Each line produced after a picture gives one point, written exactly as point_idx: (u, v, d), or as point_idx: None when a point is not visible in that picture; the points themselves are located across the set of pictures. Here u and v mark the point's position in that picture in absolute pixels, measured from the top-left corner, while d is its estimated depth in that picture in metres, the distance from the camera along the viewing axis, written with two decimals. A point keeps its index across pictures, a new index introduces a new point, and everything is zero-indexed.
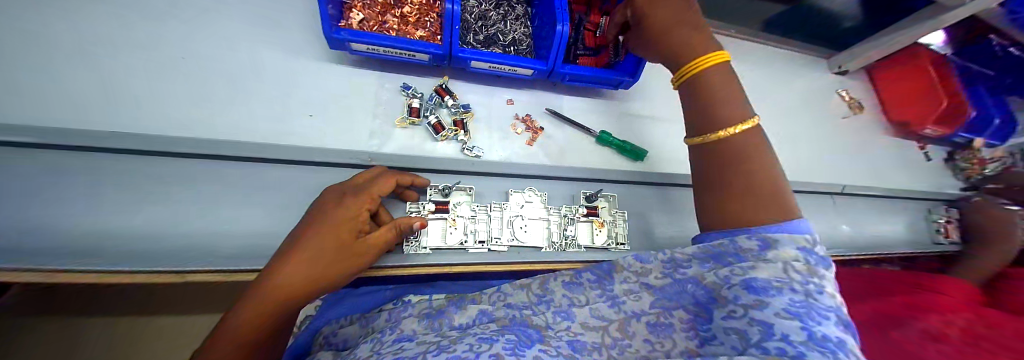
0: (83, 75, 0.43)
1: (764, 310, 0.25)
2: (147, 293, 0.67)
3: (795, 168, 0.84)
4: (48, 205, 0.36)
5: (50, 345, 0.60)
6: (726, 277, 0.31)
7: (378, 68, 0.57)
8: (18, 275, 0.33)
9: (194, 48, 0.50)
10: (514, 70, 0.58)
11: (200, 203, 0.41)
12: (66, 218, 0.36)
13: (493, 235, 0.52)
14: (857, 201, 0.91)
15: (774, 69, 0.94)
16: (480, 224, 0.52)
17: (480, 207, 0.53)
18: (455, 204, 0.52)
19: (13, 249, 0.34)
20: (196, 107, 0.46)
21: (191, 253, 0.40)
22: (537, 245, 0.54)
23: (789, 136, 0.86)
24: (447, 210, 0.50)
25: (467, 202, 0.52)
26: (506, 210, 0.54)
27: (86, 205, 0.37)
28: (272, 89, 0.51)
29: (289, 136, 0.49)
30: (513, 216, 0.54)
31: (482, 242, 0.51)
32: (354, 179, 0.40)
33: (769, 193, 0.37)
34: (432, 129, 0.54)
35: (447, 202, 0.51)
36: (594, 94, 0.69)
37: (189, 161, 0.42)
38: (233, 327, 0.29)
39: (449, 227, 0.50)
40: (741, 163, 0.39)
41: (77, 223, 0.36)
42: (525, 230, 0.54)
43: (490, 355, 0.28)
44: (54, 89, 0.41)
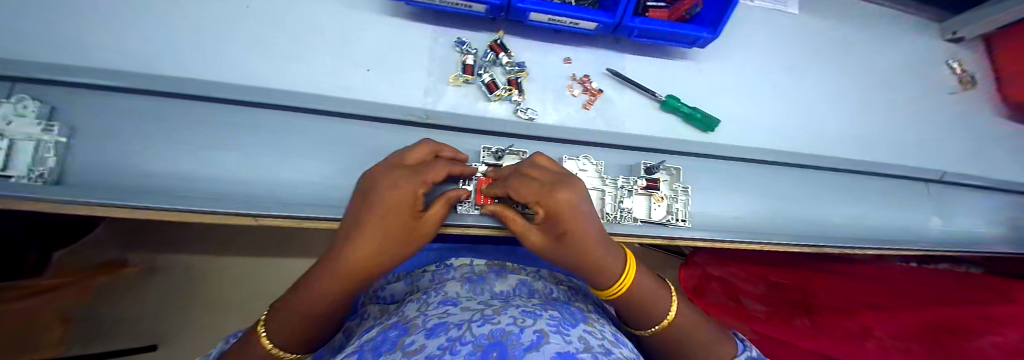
0: (162, 26, 0.45)
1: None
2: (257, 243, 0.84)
3: (886, 150, 0.72)
4: (153, 148, 0.41)
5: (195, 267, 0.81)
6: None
7: (432, 20, 0.53)
8: (133, 212, 0.38)
9: None
10: (576, 23, 0.53)
11: (272, 154, 0.44)
12: (169, 161, 0.41)
13: None
14: (954, 192, 0.79)
15: (877, 32, 0.78)
16: None
17: None
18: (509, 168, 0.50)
19: (136, 185, 0.40)
20: (262, 59, 0.47)
21: (268, 199, 0.43)
22: None
23: (885, 113, 0.73)
24: None
25: None
26: None
27: (182, 151, 0.42)
28: (330, 41, 0.50)
29: (347, 91, 0.49)
30: None
31: None
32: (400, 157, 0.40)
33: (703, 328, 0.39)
34: (487, 88, 0.51)
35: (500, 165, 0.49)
36: (662, 53, 0.61)
37: (261, 113, 0.44)
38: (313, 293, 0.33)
39: None
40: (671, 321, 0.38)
41: (177, 166, 0.41)
42: None
43: (535, 331, 0.27)
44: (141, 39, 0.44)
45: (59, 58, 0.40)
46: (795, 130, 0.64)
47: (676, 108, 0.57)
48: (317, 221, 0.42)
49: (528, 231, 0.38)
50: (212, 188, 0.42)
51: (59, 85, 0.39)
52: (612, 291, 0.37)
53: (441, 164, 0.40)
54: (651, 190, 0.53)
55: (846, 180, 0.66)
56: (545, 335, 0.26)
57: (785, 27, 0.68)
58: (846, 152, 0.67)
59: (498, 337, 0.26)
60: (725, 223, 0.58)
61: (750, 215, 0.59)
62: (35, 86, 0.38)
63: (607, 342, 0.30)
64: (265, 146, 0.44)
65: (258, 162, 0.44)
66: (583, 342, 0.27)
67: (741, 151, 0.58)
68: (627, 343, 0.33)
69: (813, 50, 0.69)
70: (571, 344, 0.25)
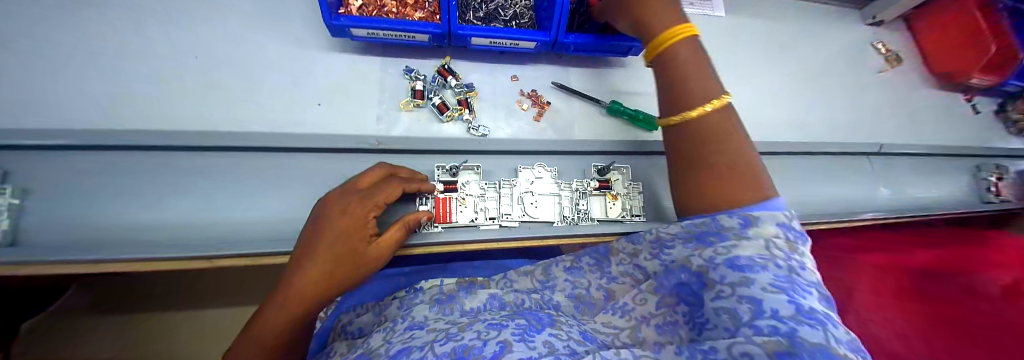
0: (111, 83, 0.47)
1: (750, 287, 0.27)
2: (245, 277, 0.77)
3: (824, 129, 0.77)
4: (102, 201, 0.42)
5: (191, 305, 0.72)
6: (710, 258, 0.32)
7: (380, 53, 0.57)
8: (78, 267, 0.38)
9: (206, 47, 0.52)
10: (516, 43, 0.57)
11: (225, 194, 0.46)
12: (118, 211, 0.42)
13: (503, 211, 0.53)
14: (895, 161, 0.84)
15: (801, 23, 0.86)
16: (490, 202, 0.53)
17: (489, 185, 0.53)
18: (465, 183, 0.52)
19: (84, 238, 0.41)
20: (215, 104, 0.49)
21: (222, 239, 0.44)
22: (548, 220, 0.54)
23: (818, 96, 0.79)
24: (455, 190, 0.51)
25: (476, 180, 0.53)
26: (515, 187, 0.54)
27: (133, 200, 0.43)
28: (282, 81, 0.53)
29: (301, 126, 0.51)
30: (522, 192, 0.54)
31: (493, 218, 0.52)
32: (357, 183, 0.41)
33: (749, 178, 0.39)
34: (437, 110, 0.54)
35: (455, 182, 0.51)
36: (602, 63, 0.66)
37: (213, 156, 0.46)
38: (271, 317, 0.34)
39: (460, 206, 0.51)
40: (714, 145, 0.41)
41: (125, 216, 0.42)
42: (536, 206, 0.54)
43: (498, 342, 0.31)
44: (88, 97, 0.45)
45: (13, 124, 0.42)
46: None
47: (619, 113, 0.61)
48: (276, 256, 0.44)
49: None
50: (171, 234, 0.43)
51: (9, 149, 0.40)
52: (672, 33, 0.46)
53: (394, 182, 0.43)
54: (604, 189, 0.56)
55: (788, 162, 0.71)
56: (507, 345, 0.30)
57: (714, 28, 0.75)
58: (784, 135, 0.72)
59: (461, 352, 0.30)
60: None
61: None
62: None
63: (572, 342, 0.33)
64: (223, 188, 0.46)
65: (216, 204, 0.45)
66: (546, 346, 0.31)
67: None
68: (594, 338, 0.36)
69: (742, 45, 0.75)
70: (532, 350, 0.30)
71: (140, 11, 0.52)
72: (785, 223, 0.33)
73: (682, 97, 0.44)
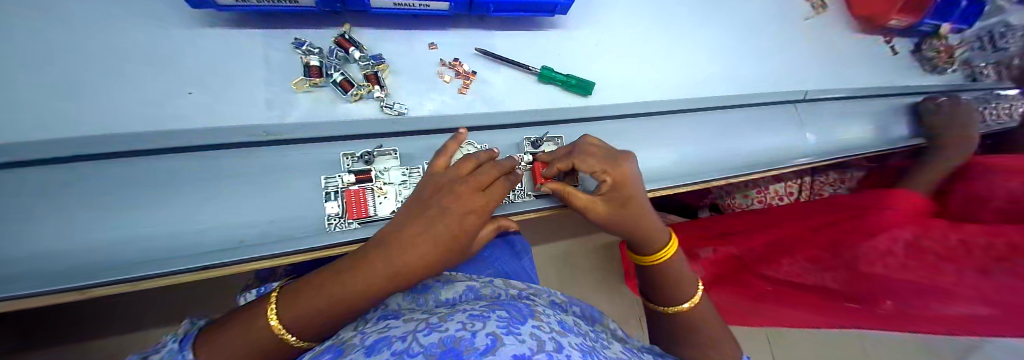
0: None
1: None
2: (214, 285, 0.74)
3: (756, 81, 0.78)
4: None
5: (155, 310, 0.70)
6: None
7: (263, 25, 0.48)
8: None
9: (17, 26, 0.40)
10: (426, 5, 0.50)
11: (68, 215, 0.36)
12: None
13: None
14: (824, 107, 0.87)
15: None
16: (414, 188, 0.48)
17: (411, 170, 0.49)
18: (383, 171, 0.47)
19: None
20: (40, 101, 0.39)
21: (75, 273, 0.35)
22: None
23: (752, 48, 0.80)
24: (370, 180, 0.46)
25: (397, 167, 0.48)
26: None
27: None
28: (138, 67, 0.43)
29: (173, 121, 0.43)
30: None
31: None
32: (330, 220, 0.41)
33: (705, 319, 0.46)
34: (340, 88, 0.47)
35: (370, 170, 0.46)
36: (531, 25, 0.60)
37: (33, 167, 0.35)
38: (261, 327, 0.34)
39: (379, 197, 0.46)
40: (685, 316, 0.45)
41: None
42: None
43: (488, 335, 0.26)
44: None
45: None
46: (671, 78, 0.67)
47: (552, 79, 0.57)
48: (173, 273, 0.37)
49: (593, 204, 0.42)
50: None
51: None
52: (658, 255, 0.45)
53: (490, 169, 0.42)
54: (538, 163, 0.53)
55: (726, 116, 0.72)
56: (498, 338, 0.26)
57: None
58: (719, 91, 0.72)
59: (449, 345, 0.25)
60: None
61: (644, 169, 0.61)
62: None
63: (555, 335, 0.30)
64: (66, 206, 0.36)
65: (58, 226, 0.36)
66: (536, 340, 0.27)
67: (622, 108, 0.59)
68: (571, 329, 0.34)
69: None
70: (525, 344, 0.26)
71: None
72: None
73: (664, 297, 0.46)
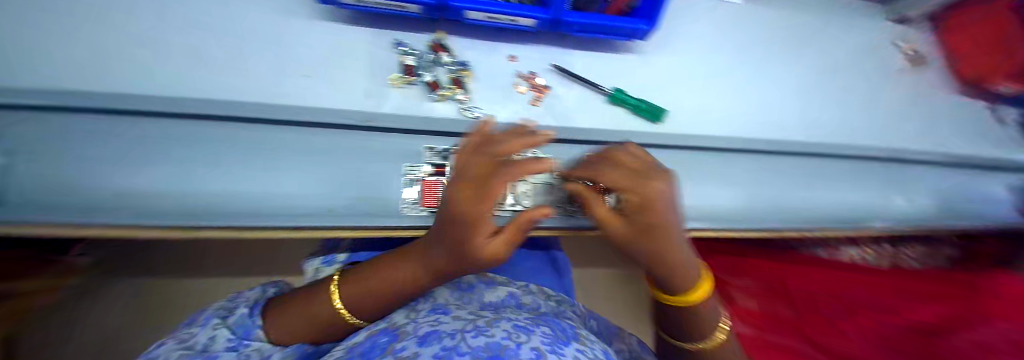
0: (72, 38, 0.43)
1: None
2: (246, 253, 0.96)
3: (837, 130, 0.73)
4: (43, 160, 0.37)
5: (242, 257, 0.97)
6: None
7: (370, 24, 0.54)
8: (33, 227, 0.34)
9: (189, 9, 0.50)
10: (514, 20, 0.53)
11: (195, 163, 0.43)
12: (69, 175, 0.38)
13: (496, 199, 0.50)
14: (910, 169, 0.79)
15: (823, 17, 0.81)
16: None
17: None
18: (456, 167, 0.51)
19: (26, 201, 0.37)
20: (192, 67, 0.47)
21: (195, 211, 0.42)
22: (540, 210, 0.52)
23: (834, 94, 0.75)
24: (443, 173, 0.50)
25: None
26: None
27: (84, 162, 0.39)
28: (268, 50, 0.50)
29: (285, 97, 0.49)
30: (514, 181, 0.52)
31: None
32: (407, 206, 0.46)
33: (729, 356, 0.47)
34: (428, 88, 0.52)
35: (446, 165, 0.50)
36: (608, 47, 0.62)
37: (179, 120, 0.42)
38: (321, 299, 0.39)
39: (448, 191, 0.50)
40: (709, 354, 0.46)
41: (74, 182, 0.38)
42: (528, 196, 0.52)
43: (532, 349, 0.27)
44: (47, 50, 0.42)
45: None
46: (743, 115, 0.65)
47: (623, 101, 0.58)
48: (265, 228, 0.42)
49: (611, 223, 0.41)
50: (137, 202, 0.40)
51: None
52: (690, 296, 0.43)
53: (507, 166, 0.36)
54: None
55: (798, 162, 0.67)
56: (542, 355, 0.26)
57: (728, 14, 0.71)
58: (795, 135, 0.68)
59: (496, 350, 0.26)
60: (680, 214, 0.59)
61: (702, 206, 0.59)
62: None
63: None
64: (196, 158, 0.43)
65: (189, 173, 0.42)
66: None
67: (689, 139, 0.58)
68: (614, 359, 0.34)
69: (758, 35, 0.71)
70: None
71: None
72: None
73: (688, 331, 0.45)
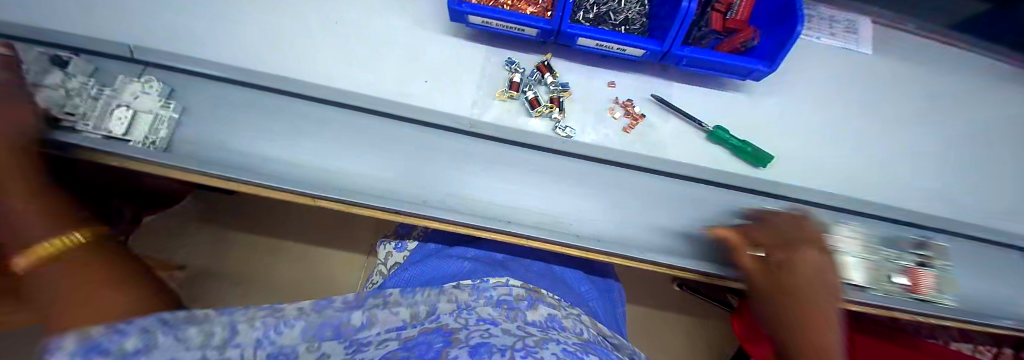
0: (261, 31, 0.55)
1: None
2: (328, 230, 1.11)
3: (965, 207, 0.65)
4: (227, 124, 0.47)
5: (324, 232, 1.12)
6: None
7: (488, 42, 0.60)
8: (198, 177, 0.44)
9: (343, 14, 0.59)
10: (623, 49, 0.55)
11: (323, 141, 0.48)
12: (236, 138, 0.46)
13: (584, 216, 0.52)
14: None
15: (958, 81, 0.73)
16: (572, 202, 0.53)
17: (574, 185, 0.53)
18: (552, 180, 0.53)
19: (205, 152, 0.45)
20: (337, 61, 0.55)
21: (307, 183, 0.45)
22: (624, 238, 0.51)
23: (980, 164, 0.65)
24: (538, 184, 0.52)
25: (563, 180, 0.53)
26: (602, 201, 0.53)
27: (248, 129, 0.47)
28: (398, 53, 0.57)
29: (404, 96, 0.54)
30: (609, 207, 0.52)
31: (574, 221, 0.51)
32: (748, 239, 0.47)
33: None
34: (529, 104, 0.55)
35: (540, 176, 0.53)
36: (713, 83, 0.62)
37: (324, 106, 0.51)
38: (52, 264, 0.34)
39: (542, 202, 0.52)
40: None
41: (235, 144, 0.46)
42: (623, 226, 0.52)
43: None
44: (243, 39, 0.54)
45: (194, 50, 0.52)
46: (855, 173, 0.59)
47: (723, 140, 0.56)
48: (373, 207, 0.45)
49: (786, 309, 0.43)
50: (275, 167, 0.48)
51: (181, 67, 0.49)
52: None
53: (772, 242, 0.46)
54: (921, 266, 0.51)
55: None
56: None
57: (842, 65, 0.68)
58: (929, 206, 0.59)
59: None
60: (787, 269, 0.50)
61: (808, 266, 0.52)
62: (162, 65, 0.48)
63: None
64: (325, 137, 0.49)
65: None
66: None
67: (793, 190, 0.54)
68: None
69: (877, 89, 0.67)
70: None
71: None
72: None
73: None
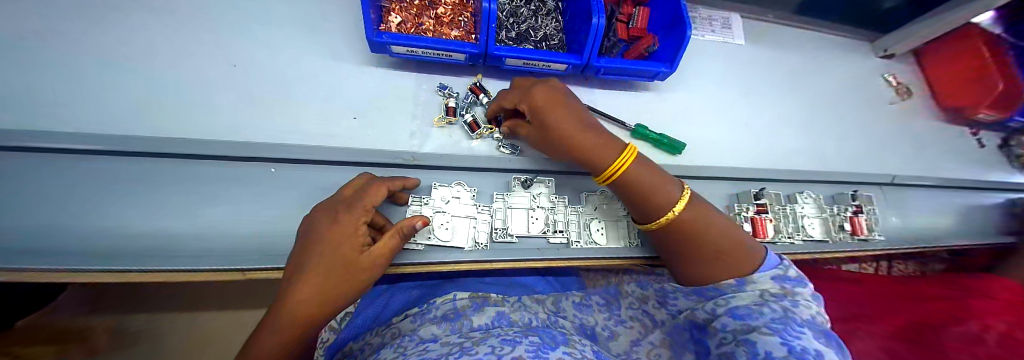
0: (138, 87, 0.48)
1: (746, 332, 0.34)
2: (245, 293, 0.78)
3: (830, 159, 0.81)
4: (118, 204, 0.41)
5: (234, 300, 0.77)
6: (711, 311, 0.40)
7: (415, 70, 0.60)
8: (94, 277, 0.39)
9: (245, 57, 0.55)
10: (548, 65, 0.59)
11: (249, 202, 0.46)
12: (137, 219, 0.41)
13: (569, 226, 0.55)
14: (908, 192, 0.84)
15: (809, 56, 0.91)
16: (558, 215, 0.55)
17: (558, 198, 0.56)
18: (536, 194, 0.55)
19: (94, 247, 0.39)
20: (250, 110, 0.51)
21: (244, 252, 0.44)
22: (602, 243, 0.55)
23: (823, 123, 0.84)
24: (528, 200, 0.54)
25: (546, 193, 0.56)
26: (583, 213, 0.56)
27: (141, 209, 0.42)
28: (320, 93, 0.55)
29: (335, 138, 0.53)
30: (589, 219, 0.56)
31: (560, 231, 0.54)
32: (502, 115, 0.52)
33: (721, 247, 0.43)
34: (469, 127, 0.55)
35: (528, 193, 0.54)
36: (628, 86, 0.69)
37: (235, 163, 0.46)
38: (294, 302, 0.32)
39: (532, 217, 0.53)
40: (691, 247, 0.44)
41: (135, 227, 0.41)
42: (602, 233, 0.56)
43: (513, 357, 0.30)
44: (116, 100, 0.47)
45: (49, 127, 0.43)
46: (740, 146, 0.73)
47: (645, 136, 0.64)
48: None
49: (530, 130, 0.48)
50: (187, 244, 0.43)
51: (35, 152, 0.40)
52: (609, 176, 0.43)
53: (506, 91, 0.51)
54: (857, 213, 0.73)
55: (798, 189, 0.73)
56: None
57: (724, 56, 0.81)
58: (790, 161, 0.77)
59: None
60: None
61: None
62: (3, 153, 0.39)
63: None
64: (248, 199, 0.46)
65: (248, 214, 0.45)
66: None
67: (698, 169, 0.64)
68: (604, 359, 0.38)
69: (752, 76, 0.82)
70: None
71: (187, 21, 0.55)
72: (782, 275, 0.40)
73: (644, 210, 0.44)
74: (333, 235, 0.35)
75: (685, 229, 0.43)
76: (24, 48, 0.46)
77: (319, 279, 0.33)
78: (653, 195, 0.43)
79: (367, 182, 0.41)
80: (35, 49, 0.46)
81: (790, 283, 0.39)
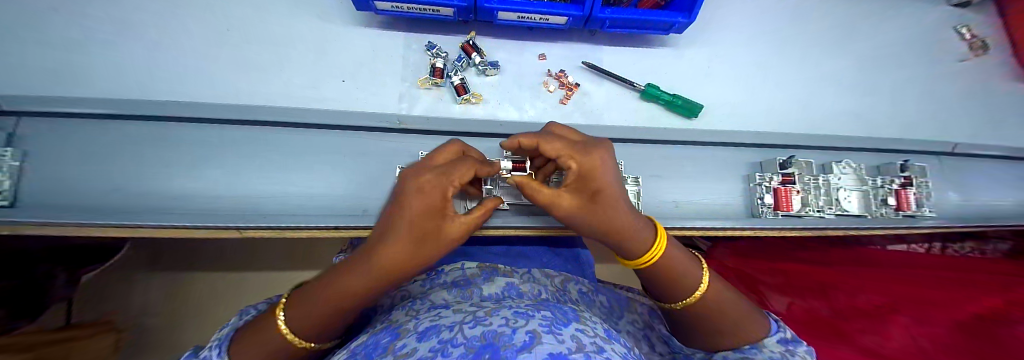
0: (142, 55, 0.50)
1: None
2: (257, 249, 0.97)
3: (876, 125, 0.71)
4: (128, 167, 0.45)
5: (262, 252, 0.97)
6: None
7: (405, 29, 0.56)
8: (127, 231, 0.43)
9: (237, 20, 0.54)
10: (546, 18, 0.53)
11: (244, 165, 0.47)
12: (147, 180, 0.45)
13: None
14: (971, 163, 0.73)
15: (862, 4, 0.78)
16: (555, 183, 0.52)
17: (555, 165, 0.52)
18: None
19: (119, 203, 0.44)
20: (243, 75, 0.51)
21: (244, 212, 0.46)
22: None
23: (870, 81, 0.73)
24: None
25: None
26: None
27: (150, 171, 0.45)
28: (309, 55, 0.54)
29: (325, 102, 0.52)
30: None
31: None
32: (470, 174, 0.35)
33: (739, 311, 0.38)
34: (455, 91, 0.52)
35: None
36: (640, 41, 0.63)
37: (228, 126, 0.47)
38: (382, 258, 0.30)
39: None
40: (711, 322, 0.39)
41: (148, 186, 0.45)
42: None
43: (528, 331, 0.21)
44: (123, 68, 0.49)
45: (67, 94, 0.46)
46: (767, 111, 0.65)
47: (656, 97, 0.58)
48: (318, 226, 0.44)
49: (556, 199, 0.33)
50: (192, 203, 0.45)
51: (58, 117, 0.44)
52: (642, 261, 0.36)
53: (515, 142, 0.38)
54: (907, 186, 0.63)
55: (836, 158, 0.65)
56: (538, 336, 0.21)
57: (756, 5, 0.71)
58: (827, 127, 0.68)
59: (488, 340, 0.21)
60: (703, 211, 0.58)
61: (727, 201, 0.59)
62: (26, 116, 0.43)
63: (598, 339, 0.24)
64: (244, 162, 0.47)
65: (247, 178, 0.47)
66: (576, 341, 0.22)
67: (715, 134, 0.58)
68: (620, 340, 0.28)
69: (789, 30, 0.71)
70: (563, 344, 0.20)
71: None
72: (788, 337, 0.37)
73: (668, 289, 0.39)
74: (421, 196, 0.31)
75: (705, 307, 0.38)
76: (38, 20, 0.48)
77: (403, 237, 0.30)
78: (680, 273, 0.38)
79: (453, 146, 0.38)
80: (45, 22, 0.49)
81: (795, 347, 0.36)
